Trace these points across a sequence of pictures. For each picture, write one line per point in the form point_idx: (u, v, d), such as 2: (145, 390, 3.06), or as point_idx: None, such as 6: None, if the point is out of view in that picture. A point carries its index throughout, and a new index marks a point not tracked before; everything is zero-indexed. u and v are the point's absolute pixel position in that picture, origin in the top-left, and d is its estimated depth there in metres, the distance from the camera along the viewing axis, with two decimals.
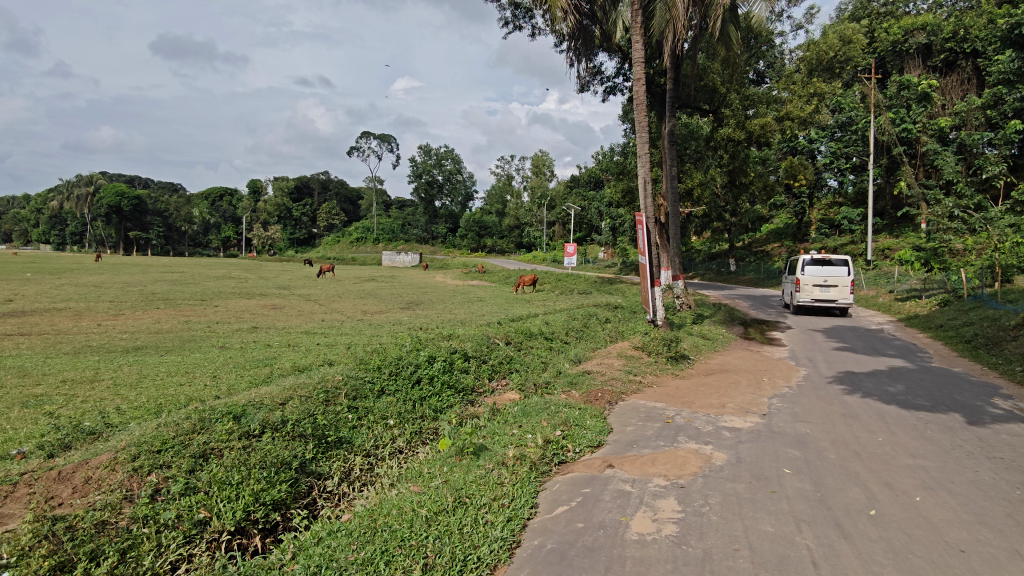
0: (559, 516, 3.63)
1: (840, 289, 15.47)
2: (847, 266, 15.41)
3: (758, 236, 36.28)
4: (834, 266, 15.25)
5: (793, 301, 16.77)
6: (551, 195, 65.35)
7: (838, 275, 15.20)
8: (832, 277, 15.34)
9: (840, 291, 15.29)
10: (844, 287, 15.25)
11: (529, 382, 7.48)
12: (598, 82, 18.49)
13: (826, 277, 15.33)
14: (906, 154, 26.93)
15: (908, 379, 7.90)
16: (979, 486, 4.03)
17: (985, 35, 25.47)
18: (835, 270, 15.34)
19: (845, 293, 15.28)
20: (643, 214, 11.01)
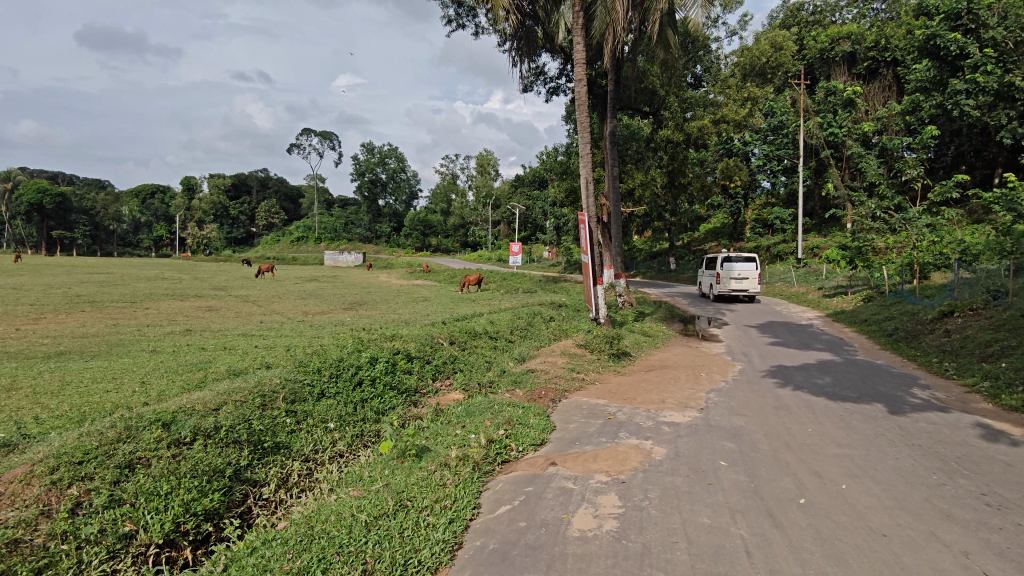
0: (501, 516, 3.62)
1: (751, 281, 17.93)
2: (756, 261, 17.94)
3: (697, 236, 37.39)
4: (746, 261, 17.77)
5: (713, 292, 19.15)
6: (496, 194, 65.63)
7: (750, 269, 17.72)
8: (745, 271, 17.86)
9: (751, 283, 17.78)
10: (754, 279, 17.67)
11: (473, 382, 7.45)
12: (541, 82, 18.60)
13: (740, 271, 17.73)
14: (833, 157, 28.24)
15: (835, 372, 8.26)
16: (900, 473, 4.24)
17: (903, 44, 26.94)
18: (748, 265, 17.90)
19: (755, 284, 17.76)
20: (585, 214, 11.12)
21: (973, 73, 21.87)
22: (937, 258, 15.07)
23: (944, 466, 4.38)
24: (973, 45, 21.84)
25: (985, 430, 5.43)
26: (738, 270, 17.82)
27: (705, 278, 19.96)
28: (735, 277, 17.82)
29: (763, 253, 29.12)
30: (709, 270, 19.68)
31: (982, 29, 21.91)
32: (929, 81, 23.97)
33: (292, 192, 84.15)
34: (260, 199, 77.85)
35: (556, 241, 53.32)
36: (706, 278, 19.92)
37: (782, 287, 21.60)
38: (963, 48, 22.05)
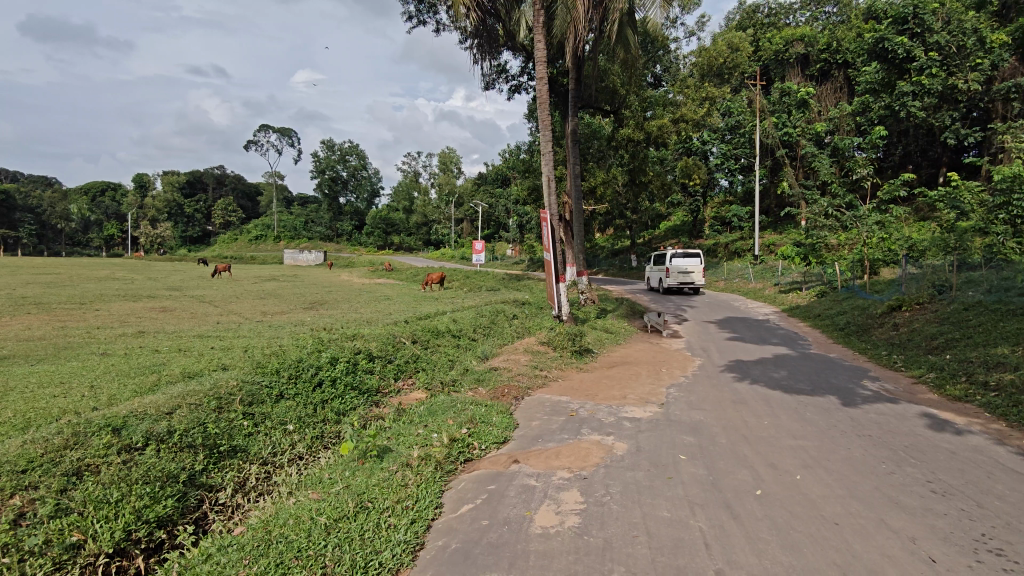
0: (463, 516, 3.59)
1: (697, 274, 19.67)
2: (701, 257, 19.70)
3: (657, 233, 37.98)
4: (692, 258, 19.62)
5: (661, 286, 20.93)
6: (459, 191, 65.44)
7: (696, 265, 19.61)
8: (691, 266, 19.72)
9: (697, 276, 19.53)
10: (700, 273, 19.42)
11: (436, 381, 7.40)
12: (503, 80, 18.55)
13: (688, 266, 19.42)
14: (787, 156, 28.96)
15: (791, 365, 8.48)
16: (851, 462, 4.38)
17: (853, 47, 27.78)
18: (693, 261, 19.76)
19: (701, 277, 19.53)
20: (547, 211, 11.13)
21: (919, 76, 22.73)
22: (886, 254, 15.60)
23: (893, 456, 4.54)
24: (919, 49, 22.65)
25: (930, 419, 5.64)
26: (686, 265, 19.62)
27: (652, 274, 21.73)
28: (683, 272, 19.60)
29: (721, 250, 29.68)
30: (656, 266, 21.43)
31: (928, 34, 22.79)
32: (878, 83, 24.79)
33: (250, 189, 82.39)
34: (217, 197, 76.07)
35: (519, 239, 53.43)
36: (654, 273, 21.59)
37: (740, 283, 22.06)
38: (909, 51, 22.89)
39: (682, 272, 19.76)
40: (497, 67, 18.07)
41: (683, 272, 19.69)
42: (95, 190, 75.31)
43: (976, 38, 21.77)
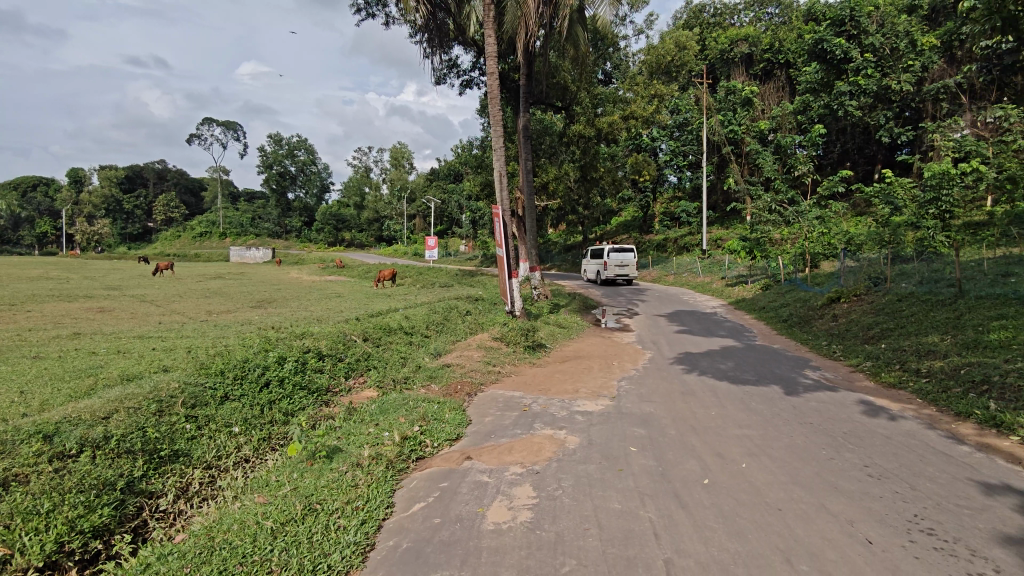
0: (415, 514, 3.56)
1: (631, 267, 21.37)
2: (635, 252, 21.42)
3: (609, 228, 38.50)
4: (627, 251, 21.60)
5: (598, 278, 22.68)
6: (411, 187, 64.84)
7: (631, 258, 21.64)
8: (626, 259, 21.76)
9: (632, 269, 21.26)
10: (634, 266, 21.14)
11: (388, 379, 7.31)
12: (454, 75, 18.39)
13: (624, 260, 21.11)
14: (733, 153, 29.68)
15: (737, 356, 8.72)
16: (793, 450, 4.52)
17: (794, 48, 28.68)
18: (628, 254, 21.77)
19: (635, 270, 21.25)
20: (499, 207, 11.09)
21: (856, 76, 23.77)
22: (826, 248, 16.20)
23: (832, 441, 4.71)
24: (855, 50, 23.69)
25: (867, 406, 5.88)
26: (622, 258, 21.53)
27: (591, 266, 23.45)
28: (619, 264, 21.51)
29: (670, 244, 30.21)
30: (594, 259, 23.19)
31: (863, 36, 23.94)
32: (818, 83, 25.69)
33: (193, 184, 79.67)
34: (158, 192, 73.33)
35: (472, 235, 53.32)
36: (592, 266, 23.31)
37: (689, 277, 22.53)
38: (847, 52, 23.83)
39: (618, 266, 21.44)
40: (448, 62, 17.92)
41: (619, 265, 21.39)
42: (25, 185, 71.56)
43: (908, 41, 22.94)
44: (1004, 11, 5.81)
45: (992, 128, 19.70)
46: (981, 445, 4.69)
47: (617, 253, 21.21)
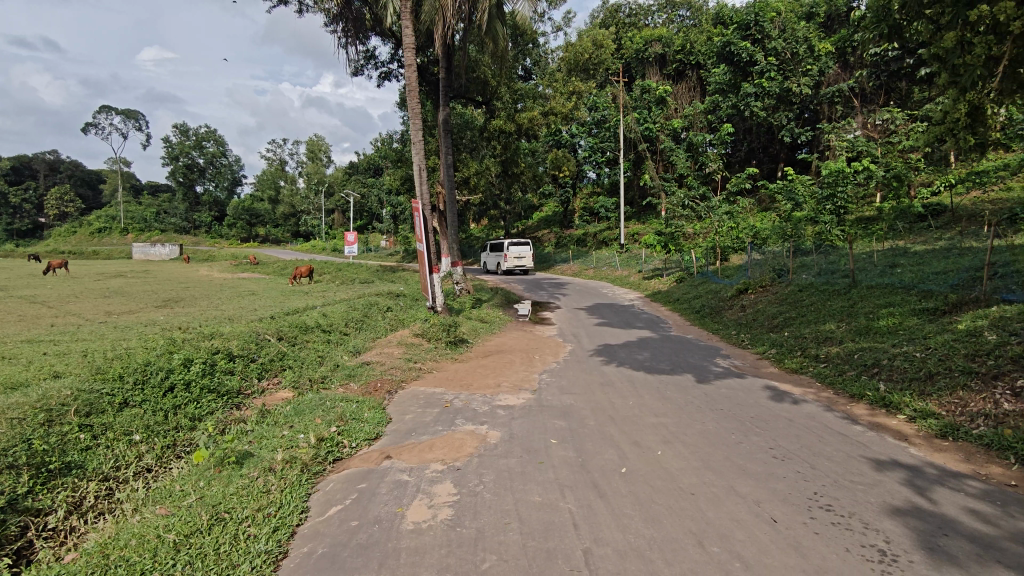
0: (331, 518, 3.45)
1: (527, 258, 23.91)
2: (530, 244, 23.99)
3: (531, 223, 38.90)
4: (524, 244, 24.12)
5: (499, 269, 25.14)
6: (328, 181, 63.11)
7: (527, 250, 24.18)
8: (523, 251, 24.26)
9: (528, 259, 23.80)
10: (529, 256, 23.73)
11: (303, 379, 7.05)
12: (372, 66, 17.93)
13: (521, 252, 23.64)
14: (648, 150, 30.58)
15: (652, 347, 9.00)
16: (705, 435, 4.70)
17: (704, 49, 29.79)
18: (525, 247, 24.30)
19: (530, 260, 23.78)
20: (419, 201, 10.90)
21: (760, 79, 24.99)
22: (735, 242, 17.00)
23: (741, 426, 4.94)
24: (760, 53, 24.83)
25: (773, 391, 6.21)
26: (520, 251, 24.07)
27: (492, 258, 25.88)
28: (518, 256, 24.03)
29: (590, 239, 30.83)
30: (495, 252, 25.63)
31: (766, 40, 25.12)
32: (726, 84, 26.84)
33: (89, 176, 74.27)
34: (49, 185, 67.84)
35: (393, 230, 52.48)
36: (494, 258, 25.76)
37: (608, 270, 23.10)
38: (752, 55, 25.02)
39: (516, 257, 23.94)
40: (365, 53, 17.46)
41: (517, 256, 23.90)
42: None
43: (806, 46, 23.96)
44: (889, 19, 6.24)
45: (880, 130, 21.25)
46: (873, 424, 5.04)
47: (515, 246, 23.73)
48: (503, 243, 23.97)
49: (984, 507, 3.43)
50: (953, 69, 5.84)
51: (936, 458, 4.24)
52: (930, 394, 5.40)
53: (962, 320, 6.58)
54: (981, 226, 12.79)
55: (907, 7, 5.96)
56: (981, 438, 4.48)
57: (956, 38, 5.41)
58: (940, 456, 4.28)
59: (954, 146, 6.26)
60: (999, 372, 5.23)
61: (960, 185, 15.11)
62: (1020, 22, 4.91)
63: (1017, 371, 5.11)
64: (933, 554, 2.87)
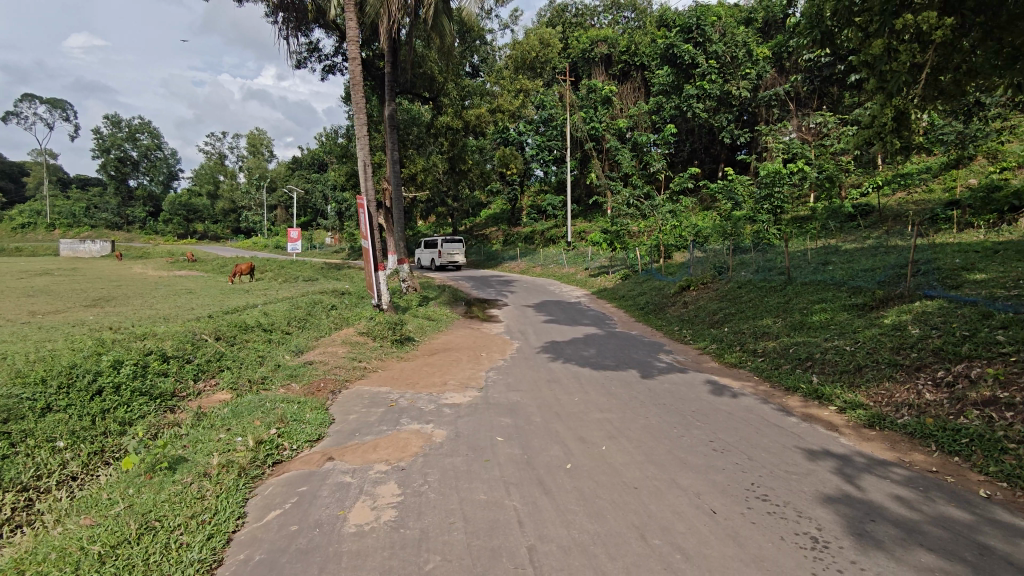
0: (270, 523, 3.34)
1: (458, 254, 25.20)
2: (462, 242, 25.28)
3: (478, 221, 38.87)
4: (456, 242, 25.41)
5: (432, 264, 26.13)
6: (270, 176, 61.39)
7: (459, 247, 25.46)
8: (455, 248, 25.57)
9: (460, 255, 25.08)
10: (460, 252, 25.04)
11: (242, 379, 6.82)
12: (315, 59, 17.51)
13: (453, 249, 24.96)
14: (594, 149, 30.96)
15: (598, 343, 9.11)
16: (649, 430, 4.78)
17: (648, 51, 30.27)
18: (457, 244, 25.59)
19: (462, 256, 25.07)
20: (364, 197, 10.68)
21: (702, 81, 25.65)
22: (678, 240, 17.37)
23: (682, 420, 5.05)
24: (701, 56, 25.54)
25: (713, 385, 6.38)
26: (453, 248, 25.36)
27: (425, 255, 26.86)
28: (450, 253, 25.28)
29: (537, 237, 31.01)
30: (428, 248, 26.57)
31: (707, 43, 25.81)
32: (669, 85, 27.38)
33: (10, 169, 70.13)
34: None
35: (338, 227, 51.46)
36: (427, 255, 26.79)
37: (555, 268, 23.27)
38: (693, 58, 25.69)
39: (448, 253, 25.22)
40: (308, 45, 17.02)
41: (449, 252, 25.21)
42: None
43: (745, 50, 24.66)
44: (821, 25, 6.50)
45: (813, 133, 22.13)
46: (806, 416, 5.24)
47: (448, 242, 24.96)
48: (435, 240, 25.49)
49: (908, 492, 3.60)
50: (880, 75, 6.12)
51: (864, 447, 4.44)
52: (859, 385, 5.65)
53: (888, 315, 6.91)
54: (905, 225, 13.46)
55: (838, 15, 6.21)
56: (905, 427, 4.72)
57: (884, 45, 5.64)
58: (867, 445, 4.48)
59: (882, 149, 6.55)
60: (921, 364, 5.52)
61: (886, 186, 15.87)
62: (941, 32, 5.17)
63: (937, 363, 5.40)
64: (860, 539, 3.01)
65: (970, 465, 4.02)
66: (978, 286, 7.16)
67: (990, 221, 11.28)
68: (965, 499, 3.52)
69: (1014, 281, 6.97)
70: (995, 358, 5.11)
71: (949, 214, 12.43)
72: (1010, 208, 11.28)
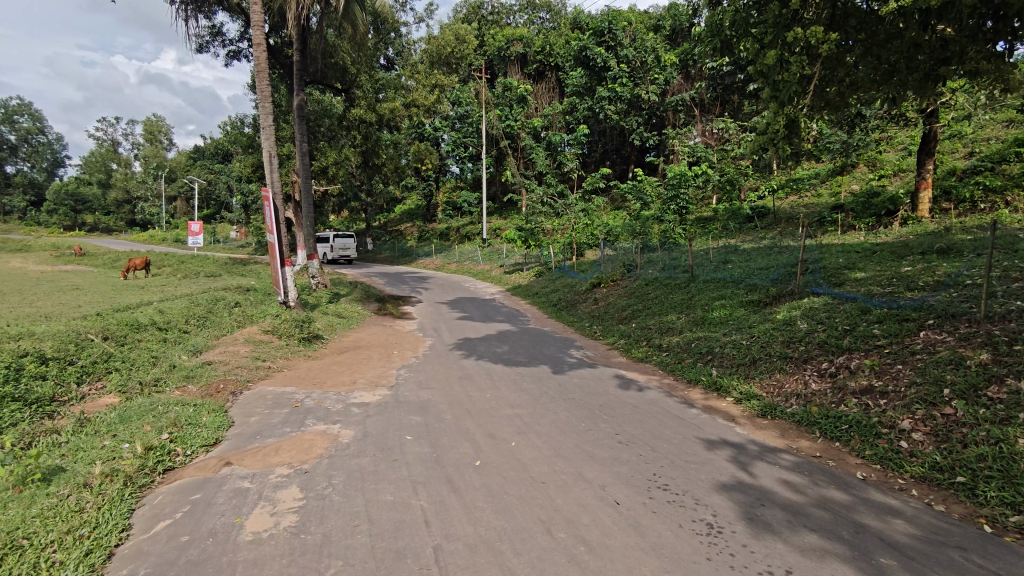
0: (158, 534, 3.13)
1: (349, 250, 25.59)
2: (353, 238, 25.68)
3: (393, 217, 38.26)
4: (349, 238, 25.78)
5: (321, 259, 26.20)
6: (170, 166, 57.82)
7: (351, 243, 25.83)
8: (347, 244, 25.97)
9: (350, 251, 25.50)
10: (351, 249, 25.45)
11: (132, 382, 6.35)
12: (218, 43, 16.57)
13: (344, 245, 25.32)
14: (510, 147, 31.13)
15: (511, 340, 9.17)
16: (558, 425, 4.84)
17: (563, 52, 30.72)
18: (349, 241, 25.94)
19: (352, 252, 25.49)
20: (269, 189, 10.19)
21: (613, 84, 26.38)
22: (590, 238, 17.74)
23: (590, 414, 5.16)
24: (612, 60, 26.32)
25: (620, 379, 6.57)
26: (344, 244, 25.72)
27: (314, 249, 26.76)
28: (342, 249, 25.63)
29: (453, 233, 30.91)
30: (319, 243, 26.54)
31: (618, 48, 26.54)
32: (582, 87, 27.94)
33: None
34: None
35: (243, 221, 49.09)
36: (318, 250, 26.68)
37: (470, 265, 23.24)
38: (605, 61, 26.51)
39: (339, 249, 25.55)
40: (210, 28, 16.10)
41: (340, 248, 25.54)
42: None
43: (654, 56, 25.58)
44: (722, 34, 6.78)
45: (716, 138, 23.28)
46: (706, 407, 5.49)
47: (340, 239, 25.31)
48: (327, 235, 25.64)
49: (795, 477, 3.84)
50: (774, 84, 6.44)
51: (757, 435, 4.70)
52: (753, 377, 5.99)
53: (781, 311, 7.35)
54: (797, 227, 14.39)
55: (736, 25, 6.54)
56: (793, 415, 5.04)
57: (778, 56, 5.91)
58: (760, 434, 4.74)
59: (776, 154, 6.92)
60: (808, 357, 5.91)
61: (780, 191, 16.93)
62: (827, 46, 5.52)
63: (822, 356, 5.81)
64: (751, 524, 3.17)
65: (849, 449, 4.34)
66: (858, 283, 7.75)
67: (870, 224, 12.26)
68: (844, 481, 3.79)
69: (888, 279, 7.59)
70: (871, 350, 5.54)
71: (835, 217, 13.40)
72: (887, 212, 12.34)
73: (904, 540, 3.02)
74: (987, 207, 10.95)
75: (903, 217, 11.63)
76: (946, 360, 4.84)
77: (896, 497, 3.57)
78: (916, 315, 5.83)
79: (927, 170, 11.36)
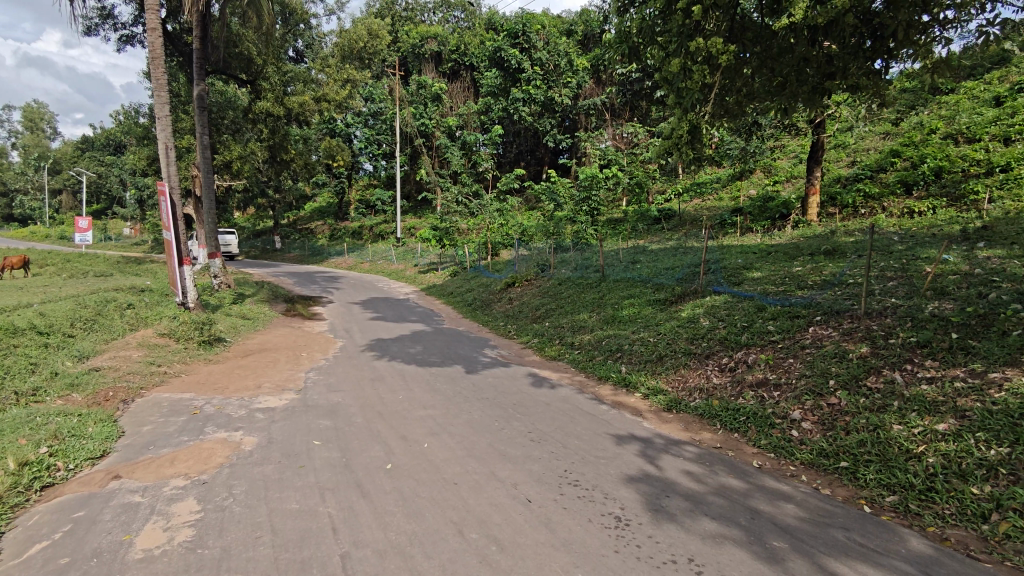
0: (32, 558, 2.87)
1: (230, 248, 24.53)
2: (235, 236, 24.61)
3: (303, 214, 36.99)
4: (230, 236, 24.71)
5: None
6: (54, 156, 53.30)
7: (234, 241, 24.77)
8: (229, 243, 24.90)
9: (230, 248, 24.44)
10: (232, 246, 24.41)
11: (5, 392, 5.77)
12: (109, 25, 15.40)
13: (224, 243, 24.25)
14: (424, 145, 30.80)
15: (425, 340, 9.09)
16: (471, 425, 4.82)
17: (477, 52, 30.67)
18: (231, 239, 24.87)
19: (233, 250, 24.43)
20: (165, 183, 9.55)
21: (527, 85, 26.66)
22: (504, 238, 17.83)
23: (503, 413, 5.17)
24: (526, 62, 26.57)
25: (533, 377, 6.65)
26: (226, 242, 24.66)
27: None
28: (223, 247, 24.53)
29: (366, 232, 30.26)
30: None
31: (532, 50, 26.79)
32: (497, 87, 28.02)
33: None
34: None
35: (137, 217, 45.89)
36: None
37: (383, 264, 22.80)
38: (520, 63, 26.70)
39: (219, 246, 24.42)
40: (99, 8, 14.92)
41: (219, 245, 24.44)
42: None
43: (567, 60, 26.02)
44: (630, 40, 6.97)
45: (626, 141, 24.01)
46: (615, 403, 5.64)
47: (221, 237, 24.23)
48: None
49: (697, 467, 4.02)
50: (678, 92, 6.71)
51: (663, 429, 4.88)
52: (660, 373, 6.21)
53: (685, 309, 7.67)
54: (700, 228, 15.08)
55: (644, 32, 6.74)
56: (696, 409, 5.26)
57: (682, 64, 6.15)
58: (666, 427, 4.93)
59: (680, 158, 7.22)
60: (710, 352, 6.19)
61: (685, 194, 17.69)
62: (726, 57, 5.79)
63: (722, 351, 6.11)
64: (656, 514, 3.27)
65: (746, 439, 4.59)
66: (755, 283, 8.19)
67: (766, 226, 13.03)
68: (741, 469, 4.01)
69: (781, 279, 8.07)
70: (766, 345, 5.89)
71: (734, 220, 14.14)
72: (780, 216, 13.19)
73: (794, 523, 3.22)
74: (866, 212, 11.87)
75: (794, 220, 12.41)
76: (832, 353, 5.21)
77: (788, 483, 3.80)
78: (806, 312, 6.25)
79: (815, 177, 12.19)
